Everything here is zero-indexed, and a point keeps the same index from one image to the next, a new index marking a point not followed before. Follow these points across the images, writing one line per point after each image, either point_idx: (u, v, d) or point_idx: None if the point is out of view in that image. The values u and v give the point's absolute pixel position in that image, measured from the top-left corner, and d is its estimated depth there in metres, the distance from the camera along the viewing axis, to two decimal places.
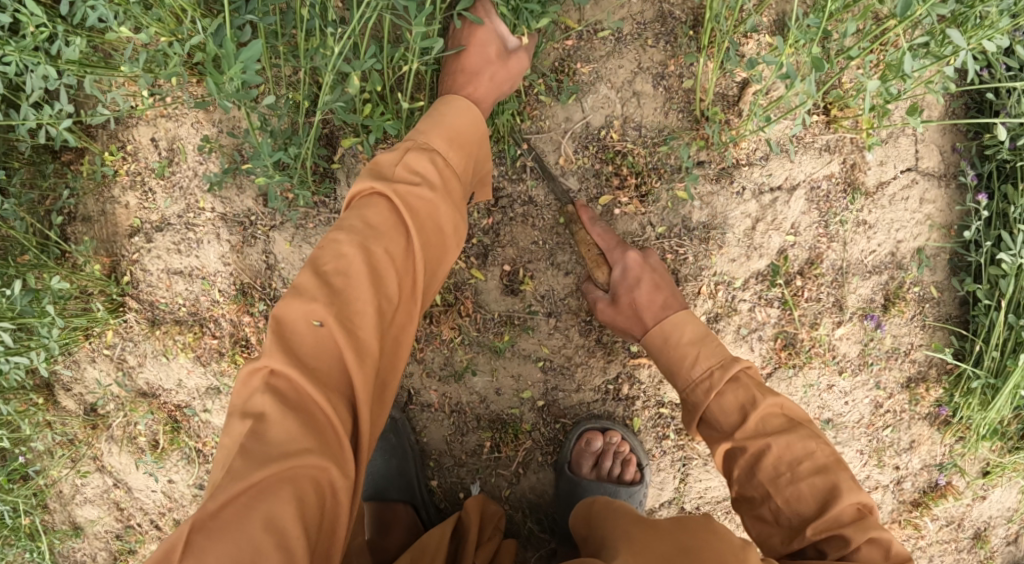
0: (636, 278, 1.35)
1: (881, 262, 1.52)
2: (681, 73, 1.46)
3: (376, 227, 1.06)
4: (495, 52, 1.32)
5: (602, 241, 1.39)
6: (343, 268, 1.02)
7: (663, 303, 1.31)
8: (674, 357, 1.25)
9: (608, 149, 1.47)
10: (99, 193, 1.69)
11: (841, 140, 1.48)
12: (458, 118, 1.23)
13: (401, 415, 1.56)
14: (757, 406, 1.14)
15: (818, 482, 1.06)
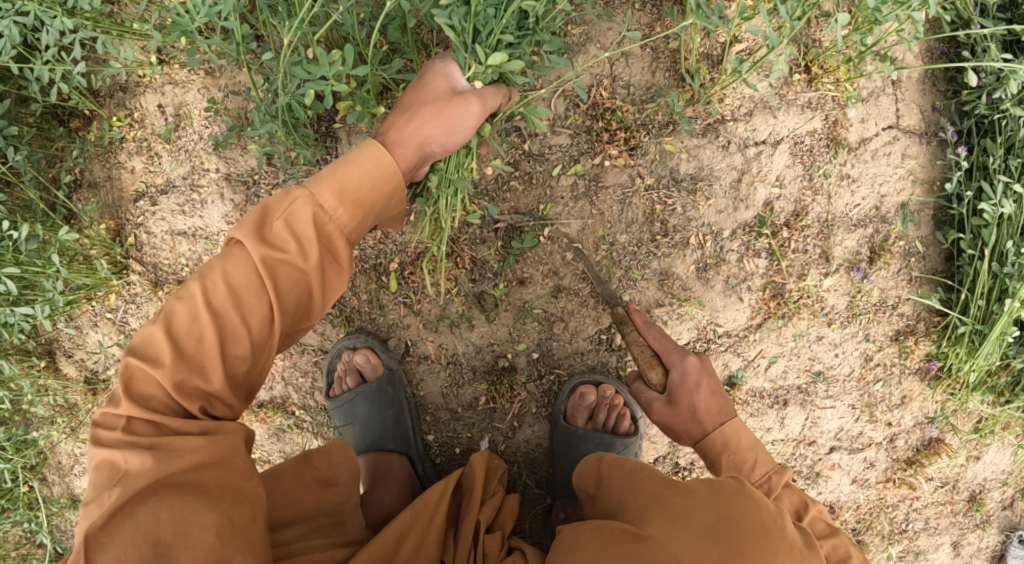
0: (696, 382, 1.24)
1: (866, 216, 1.55)
2: (667, 35, 1.52)
3: (239, 287, 0.98)
4: (440, 91, 1.22)
5: (659, 345, 1.31)
6: (199, 335, 0.96)
7: (721, 406, 1.23)
8: (731, 462, 1.20)
9: (598, 107, 1.52)
10: (105, 159, 1.78)
11: (823, 97, 1.53)
12: (365, 166, 1.08)
13: (398, 366, 1.60)
14: (811, 511, 1.13)
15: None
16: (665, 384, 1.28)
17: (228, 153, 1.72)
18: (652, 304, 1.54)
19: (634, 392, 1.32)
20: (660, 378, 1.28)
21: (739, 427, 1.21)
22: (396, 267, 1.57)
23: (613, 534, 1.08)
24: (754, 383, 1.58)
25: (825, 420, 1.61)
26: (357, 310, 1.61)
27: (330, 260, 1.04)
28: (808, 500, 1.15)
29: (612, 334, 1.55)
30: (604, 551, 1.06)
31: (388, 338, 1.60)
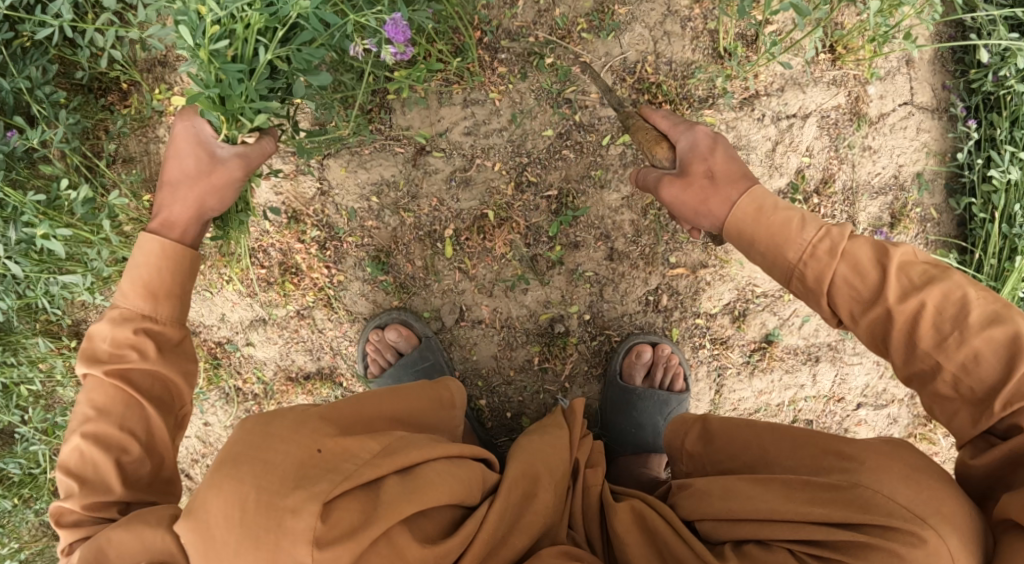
0: (709, 147, 1.20)
1: (886, 185, 1.67)
2: (705, 16, 1.63)
3: (104, 408, 1.08)
4: (194, 164, 1.24)
5: (665, 122, 1.28)
6: (86, 406, 1.08)
7: (741, 171, 1.15)
8: (775, 222, 1.09)
9: (643, 82, 1.63)
10: (143, 133, 1.79)
11: (845, 75, 1.66)
12: (170, 270, 1.18)
13: (432, 334, 1.65)
14: (892, 255, 1.01)
15: (996, 335, 0.94)
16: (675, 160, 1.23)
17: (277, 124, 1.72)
18: (698, 265, 1.62)
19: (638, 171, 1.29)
20: (668, 153, 1.25)
21: (759, 192, 1.12)
22: (452, 233, 1.64)
23: (807, 489, 0.99)
24: (789, 340, 1.67)
25: (852, 377, 1.70)
26: (412, 276, 1.66)
27: (178, 354, 1.17)
28: (888, 245, 1.02)
29: (659, 295, 1.63)
30: (803, 504, 0.98)
31: (442, 304, 1.65)
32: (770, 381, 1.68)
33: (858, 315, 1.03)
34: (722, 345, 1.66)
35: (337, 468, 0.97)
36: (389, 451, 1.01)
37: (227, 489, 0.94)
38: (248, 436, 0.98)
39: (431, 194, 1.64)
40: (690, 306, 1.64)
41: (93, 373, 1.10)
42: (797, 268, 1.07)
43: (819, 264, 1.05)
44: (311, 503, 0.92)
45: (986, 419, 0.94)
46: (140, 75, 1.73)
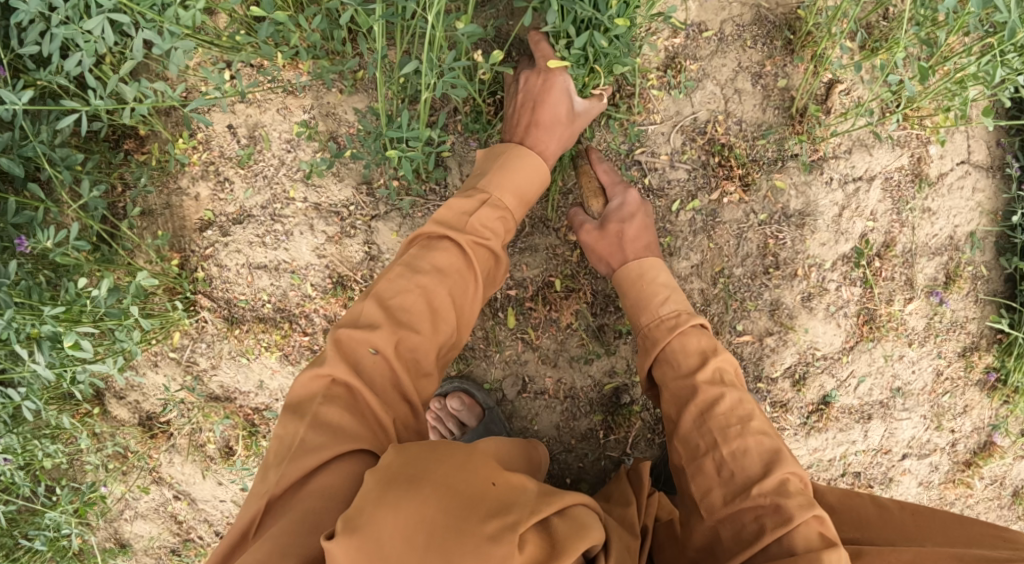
0: (631, 213, 1.43)
1: (942, 245, 1.66)
2: (777, 73, 1.57)
3: (442, 268, 1.18)
4: (564, 111, 1.42)
5: (605, 178, 1.48)
6: (431, 262, 1.18)
7: (646, 244, 1.40)
8: (644, 294, 1.34)
9: (714, 142, 1.58)
10: (165, 183, 1.65)
11: (909, 136, 1.62)
12: (526, 172, 1.34)
13: (495, 406, 1.60)
14: (716, 353, 1.25)
15: (765, 443, 1.16)
16: (602, 213, 1.46)
17: (319, 181, 1.61)
18: (763, 333, 1.63)
19: (569, 212, 1.48)
20: (600, 208, 1.47)
21: (646, 268, 1.35)
22: (514, 303, 1.59)
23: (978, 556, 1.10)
24: (844, 400, 1.68)
25: (900, 430, 1.72)
26: (471, 346, 1.61)
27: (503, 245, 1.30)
28: (717, 345, 1.27)
29: None
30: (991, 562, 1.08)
31: (504, 376, 1.61)
32: (824, 440, 1.70)
33: (668, 379, 1.27)
34: (782, 408, 1.67)
35: (512, 500, 0.91)
36: (547, 491, 0.96)
37: (405, 507, 0.86)
38: (412, 460, 0.92)
39: None
40: (753, 371, 1.65)
41: (445, 235, 1.22)
42: (643, 330, 1.33)
43: (657, 334, 1.30)
44: (508, 531, 0.87)
45: (736, 499, 1.12)
46: (160, 122, 1.60)
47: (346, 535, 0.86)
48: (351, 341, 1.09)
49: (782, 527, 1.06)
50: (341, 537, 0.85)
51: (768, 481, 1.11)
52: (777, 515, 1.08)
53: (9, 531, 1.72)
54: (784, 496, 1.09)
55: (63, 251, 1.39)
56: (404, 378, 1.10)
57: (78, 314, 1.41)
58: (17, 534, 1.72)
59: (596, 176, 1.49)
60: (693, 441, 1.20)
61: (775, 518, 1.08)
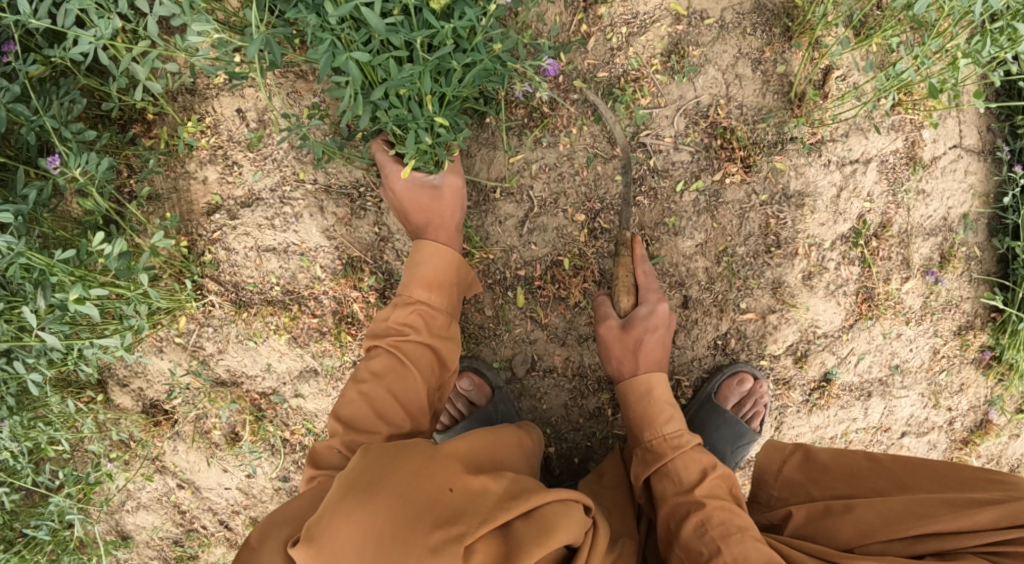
0: (657, 325, 1.48)
1: (936, 226, 1.70)
2: (776, 59, 1.62)
3: (379, 372, 1.29)
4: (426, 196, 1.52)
5: (642, 278, 1.53)
6: (367, 370, 1.30)
7: (657, 360, 1.47)
8: (650, 412, 1.41)
9: (716, 125, 1.62)
10: (174, 168, 1.65)
11: (903, 120, 1.66)
12: (432, 261, 1.43)
13: (504, 385, 1.63)
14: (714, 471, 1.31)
15: (763, 549, 1.17)
16: (627, 314, 1.51)
17: (330, 163, 1.63)
18: (765, 310, 1.67)
19: (596, 300, 1.55)
20: (629, 303, 1.52)
21: (653, 384, 1.43)
22: (523, 283, 1.63)
23: (966, 502, 1.15)
24: (845, 377, 1.72)
25: (899, 408, 1.75)
26: (480, 326, 1.65)
27: (438, 332, 1.38)
28: (717, 463, 1.33)
29: (728, 339, 1.67)
30: (978, 505, 1.13)
31: (513, 355, 1.65)
32: (826, 417, 1.73)
33: (668, 491, 1.32)
34: (784, 386, 1.70)
35: (466, 509, 0.95)
36: (514, 493, 1.00)
37: (357, 520, 0.92)
38: (370, 467, 0.99)
39: (500, 242, 1.62)
40: (756, 349, 1.68)
41: (375, 345, 1.34)
42: (648, 444, 1.39)
43: (661, 450, 1.36)
44: (452, 544, 0.91)
45: None
46: (169, 104, 1.61)
47: (305, 544, 0.94)
48: (321, 450, 1.21)
49: None
50: (301, 546, 0.94)
51: None
52: None
53: (10, 523, 1.67)
54: None
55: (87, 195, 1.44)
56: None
57: (85, 273, 1.40)
58: (17, 527, 1.68)
59: (632, 273, 1.54)
60: (694, 547, 1.23)
61: None
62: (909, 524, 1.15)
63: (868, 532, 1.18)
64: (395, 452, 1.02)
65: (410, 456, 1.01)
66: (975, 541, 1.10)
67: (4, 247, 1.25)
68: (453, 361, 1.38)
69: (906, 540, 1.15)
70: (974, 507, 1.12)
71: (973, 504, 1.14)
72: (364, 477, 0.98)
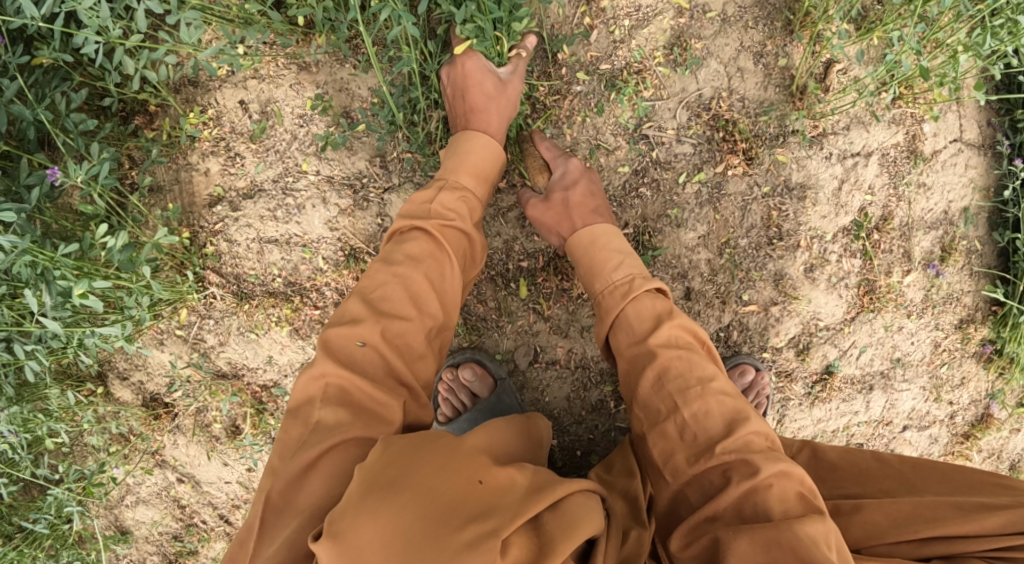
0: (574, 181, 1.50)
1: (937, 220, 1.71)
2: (778, 52, 1.63)
3: (416, 256, 1.24)
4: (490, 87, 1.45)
5: (548, 154, 1.55)
6: (405, 252, 1.24)
7: (593, 211, 1.45)
8: (599, 262, 1.37)
9: (718, 118, 1.63)
10: (176, 160, 1.65)
11: (904, 114, 1.67)
12: (481, 152, 1.40)
13: (507, 376, 1.63)
14: (667, 317, 1.26)
15: (726, 403, 1.17)
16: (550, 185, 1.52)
17: (333, 154, 1.63)
18: (768, 303, 1.67)
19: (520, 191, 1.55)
20: (545, 183, 1.55)
21: (600, 236, 1.40)
22: (525, 274, 1.63)
23: (976, 506, 1.15)
24: (846, 370, 1.72)
25: (900, 402, 1.75)
26: (483, 317, 1.65)
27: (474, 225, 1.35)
28: (672, 309, 1.28)
29: (730, 331, 1.68)
30: (987, 510, 1.13)
31: (516, 346, 1.64)
32: (828, 410, 1.73)
33: (625, 344, 1.29)
34: (786, 378, 1.71)
35: (496, 505, 0.93)
36: (540, 487, 0.97)
37: (386, 516, 0.87)
38: (395, 461, 0.94)
39: (504, 233, 1.62)
40: (758, 341, 1.68)
41: (414, 224, 1.28)
42: (599, 296, 1.35)
43: (612, 300, 1.32)
44: (486, 539, 0.88)
45: (700, 459, 1.13)
46: (171, 95, 1.61)
47: (329, 540, 0.88)
48: (338, 340, 1.13)
49: (747, 483, 1.07)
50: (324, 542, 0.88)
51: (734, 437, 1.12)
52: (744, 471, 1.08)
53: (9, 516, 1.66)
54: (751, 452, 1.10)
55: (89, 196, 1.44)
56: (395, 362, 1.13)
57: (87, 266, 1.41)
58: (16, 520, 1.67)
59: (540, 155, 1.56)
60: (653, 405, 1.21)
61: (744, 470, 1.09)
62: (919, 527, 1.14)
63: (876, 534, 1.17)
64: (417, 442, 0.97)
65: (435, 448, 0.97)
66: (984, 546, 1.10)
67: (9, 246, 1.24)
68: (477, 264, 1.36)
69: (912, 543, 1.14)
70: (984, 512, 1.12)
71: (983, 509, 1.14)
72: (391, 469, 0.92)
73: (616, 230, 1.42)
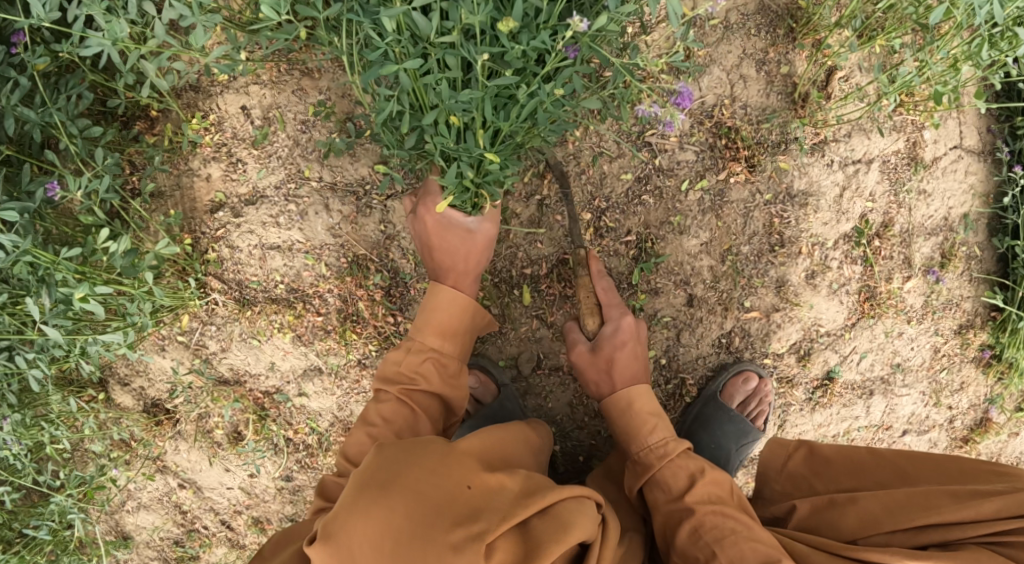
0: (624, 340, 1.45)
1: (937, 226, 1.71)
2: (779, 60, 1.63)
3: (389, 419, 1.29)
4: (461, 237, 1.49)
5: (602, 297, 1.51)
6: (377, 417, 1.29)
7: (636, 369, 1.44)
8: (634, 423, 1.39)
9: (721, 125, 1.63)
10: (177, 166, 1.65)
11: (904, 121, 1.68)
12: (447, 310, 1.40)
13: (510, 383, 1.64)
14: (702, 475, 1.28)
15: (760, 549, 1.15)
16: (597, 333, 1.48)
17: (335, 161, 1.63)
18: (770, 309, 1.68)
19: (565, 327, 1.53)
20: (595, 326, 1.50)
21: (635, 394, 1.41)
22: (529, 281, 1.63)
23: (968, 493, 1.14)
24: (847, 376, 1.73)
25: (900, 407, 1.76)
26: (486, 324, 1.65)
27: (449, 380, 1.37)
28: (706, 467, 1.30)
29: (732, 337, 1.68)
30: (981, 496, 1.12)
31: (519, 353, 1.65)
32: (829, 415, 1.74)
33: (659, 501, 1.30)
34: (787, 384, 1.72)
35: (485, 507, 0.96)
36: (530, 489, 1.00)
37: (374, 516, 0.92)
38: (388, 464, 0.99)
39: (507, 240, 1.63)
40: (760, 347, 1.69)
41: (384, 392, 1.33)
42: (636, 456, 1.37)
43: (649, 461, 1.34)
44: (471, 541, 0.91)
45: None
46: (174, 100, 1.60)
47: (322, 543, 0.92)
48: (326, 485, 1.24)
49: None
50: (318, 544, 0.92)
51: None
52: None
53: (9, 522, 1.66)
54: None
55: (88, 205, 1.43)
56: None
57: (89, 270, 1.39)
58: (17, 526, 1.66)
59: (594, 292, 1.52)
60: (691, 556, 1.21)
61: None
62: (911, 515, 1.15)
63: (871, 524, 1.18)
64: (412, 447, 1.02)
65: (424, 454, 1.01)
66: (975, 532, 1.10)
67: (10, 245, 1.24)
68: (457, 407, 1.40)
69: (907, 532, 1.15)
70: (976, 498, 1.12)
71: (977, 496, 1.13)
72: (381, 473, 0.97)
73: (652, 389, 1.43)
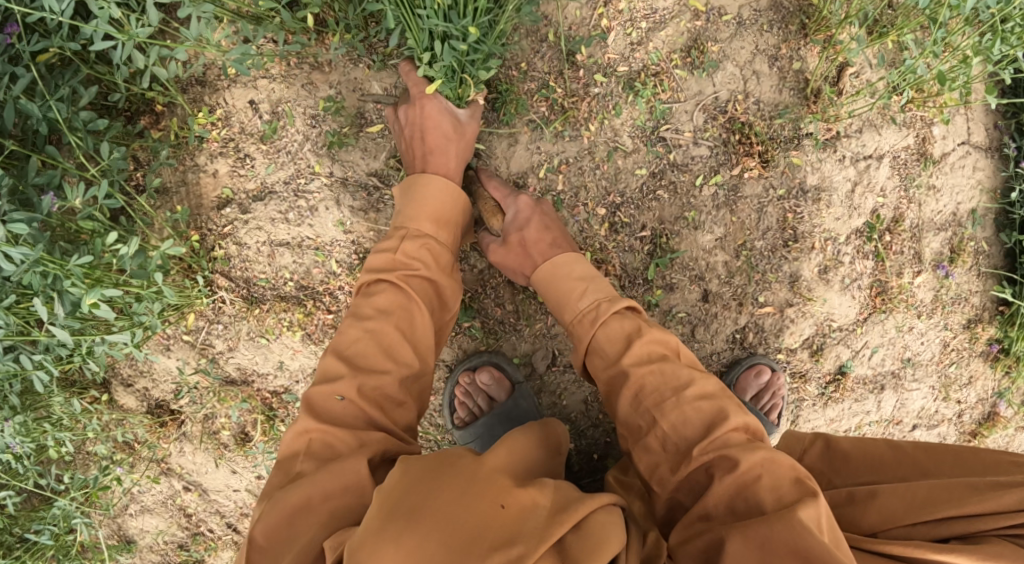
0: (526, 218, 1.48)
1: (946, 221, 1.72)
2: (792, 56, 1.63)
3: (386, 308, 1.26)
4: (450, 128, 1.47)
5: (497, 194, 1.53)
6: (373, 306, 1.26)
7: (551, 241, 1.45)
8: (564, 289, 1.37)
9: (734, 120, 1.63)
10: (183, 162, 1.61)
11: (914, 117, 1.68)
12: (439, 197, 1.41)
13: (524, 380, 1.63)
14: (637, 332, 1.25)
15: (704, 407, 1.14)
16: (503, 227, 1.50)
17: (346, 156, 1.61)
18: (783, 304, 1.68)
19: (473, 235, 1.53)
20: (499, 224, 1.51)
21: (562, 262, 1.39)
22: None
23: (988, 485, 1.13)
24: (859, 371, 1.73)
25: (910, 401, 1.77)
26: (501, 321, 1.64)
27: (444, 270, 1.37)
28: (641, 324, 1.26)
29: (745, 332, 1.68)
30: (1000, 487, 1.12)
31: (534, 350, 1.64)
32: (841, 410, 1.74)
33: (601, 369, 1.28)
34: (800, 379, 1.72)
35: (519, 529, 0.91)
36: (563, 503, 0.95)
37: (405, 543, 0.87)
38: (412, 486, 0.94)
39: None
40: (773, 343, 1.69)
41: (379, 279, 1.30)
42: (569, 325, 1.34)
43: (582, 327, 1.31)
44: None
45: (681, 465, 1.12)
46: (179, 94, 1.56)
47: None
48: (317, 397, 1.15)
49: (731, 479, 1.05)
50: None
51: (710, 439, 1.10)
52: (724, 467, 1.06)
53: (10, 528, 1.61)
54: (728, 446, 1.08)
55: (89, 213, 1.39)
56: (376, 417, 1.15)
57: (100, 274, 1.36)
58: (18, 531, 1.62)
59: (490, 195, 1.54)
60: (634, 422, 1.20)
61: (725, 467, 1.06)
62: (933, 508, 1.13)
63: (892, 518, 1.15)
64: (434, 464, 0.97)
65: (446, 472, 0.96)
66: (997, 524, 1.09)
67: (20, 257, 1.19)
68: (453, 303, 1.39)
69: (928, 525, 1.13)
70: (997, 490, 1.11)
71: (997, 488, 1.12)
72: (405, 498, 0.92)
73: (580, 256, 1.41)
